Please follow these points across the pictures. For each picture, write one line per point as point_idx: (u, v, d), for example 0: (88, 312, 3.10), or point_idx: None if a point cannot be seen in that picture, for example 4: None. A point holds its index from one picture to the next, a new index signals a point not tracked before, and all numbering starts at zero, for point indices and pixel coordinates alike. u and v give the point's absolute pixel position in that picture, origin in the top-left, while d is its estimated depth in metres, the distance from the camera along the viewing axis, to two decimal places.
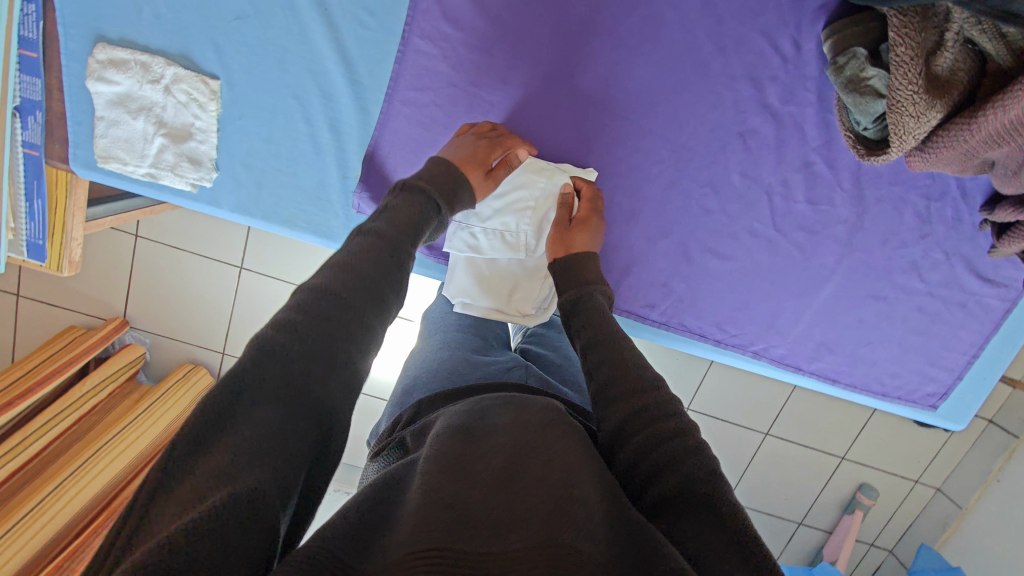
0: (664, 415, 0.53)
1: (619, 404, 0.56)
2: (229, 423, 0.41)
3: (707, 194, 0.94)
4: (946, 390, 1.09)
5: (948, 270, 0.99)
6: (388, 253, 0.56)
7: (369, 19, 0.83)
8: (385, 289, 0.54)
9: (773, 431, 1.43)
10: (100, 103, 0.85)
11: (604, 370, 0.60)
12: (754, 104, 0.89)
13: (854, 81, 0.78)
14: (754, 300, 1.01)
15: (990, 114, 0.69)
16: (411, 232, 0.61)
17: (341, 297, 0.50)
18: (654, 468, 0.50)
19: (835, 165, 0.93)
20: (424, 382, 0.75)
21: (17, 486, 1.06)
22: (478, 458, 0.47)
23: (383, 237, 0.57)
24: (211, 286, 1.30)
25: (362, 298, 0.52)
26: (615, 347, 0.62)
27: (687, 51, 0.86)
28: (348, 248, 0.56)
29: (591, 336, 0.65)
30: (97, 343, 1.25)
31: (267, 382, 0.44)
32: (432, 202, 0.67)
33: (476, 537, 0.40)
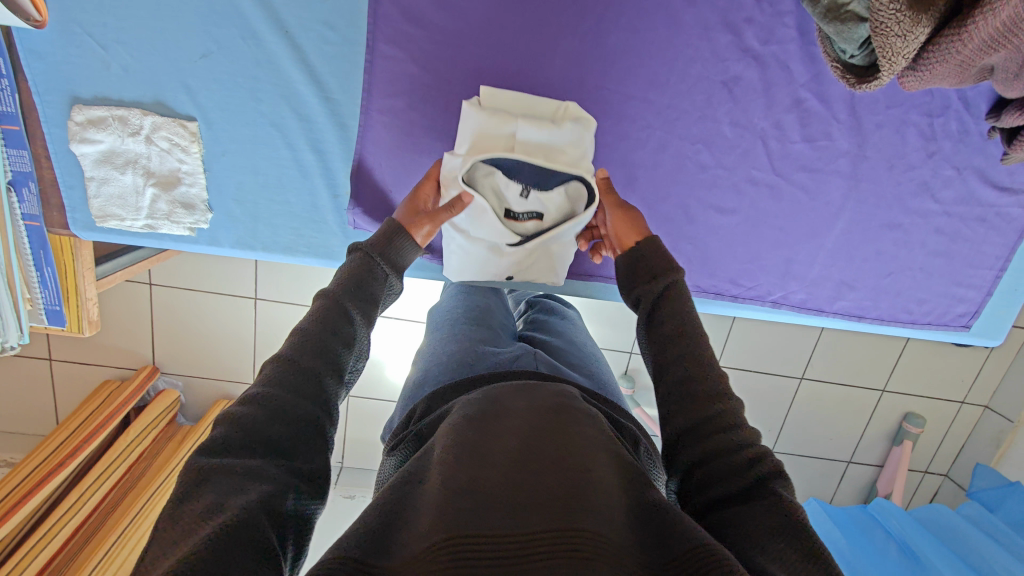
0: (727, 426, 0.52)
1: (697, 404, 0.54)
2: (202, 479, 0.43)
3: (700, 149, 0.92)
4: (977, 308, 1.06)
5: (961, 185, 0.96)
6: (345, 309, 0.59)
7: (331, 34, 0.82)
8: (336, 342, 0.56)
9: (807, 375, 1.42)
10: (87, 164, 0.86)
11: (677, 367, 0.57)
12: (734, 50, 0.86)
13: (833, 9, 0.75)
14: (766, 250, 0.99)
15: (980, 20, 0.65)
16: (363, 287, 0.63)
17: (301, 360, 0.53)
18: (712, 472, 0.50)
19: (827, 97, 0.90)
20: (434, 375, 0.76)
21: (81, 543, 1.09)
22: (497, 437, 0.48)
23: (336, 296, 0.59)
24: (230, 316, 1.33)
25: (322, 357, 0.54)
26: (690, 347, 0.58)
27: (656, 8, 0.84)
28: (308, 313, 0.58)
29: (674, 327, 0.60)
30: (137, 390, 1.31)
31: (238, 445, 0.46)
32: (378, 269, 0.65)
33: (500, 515, 0.40)
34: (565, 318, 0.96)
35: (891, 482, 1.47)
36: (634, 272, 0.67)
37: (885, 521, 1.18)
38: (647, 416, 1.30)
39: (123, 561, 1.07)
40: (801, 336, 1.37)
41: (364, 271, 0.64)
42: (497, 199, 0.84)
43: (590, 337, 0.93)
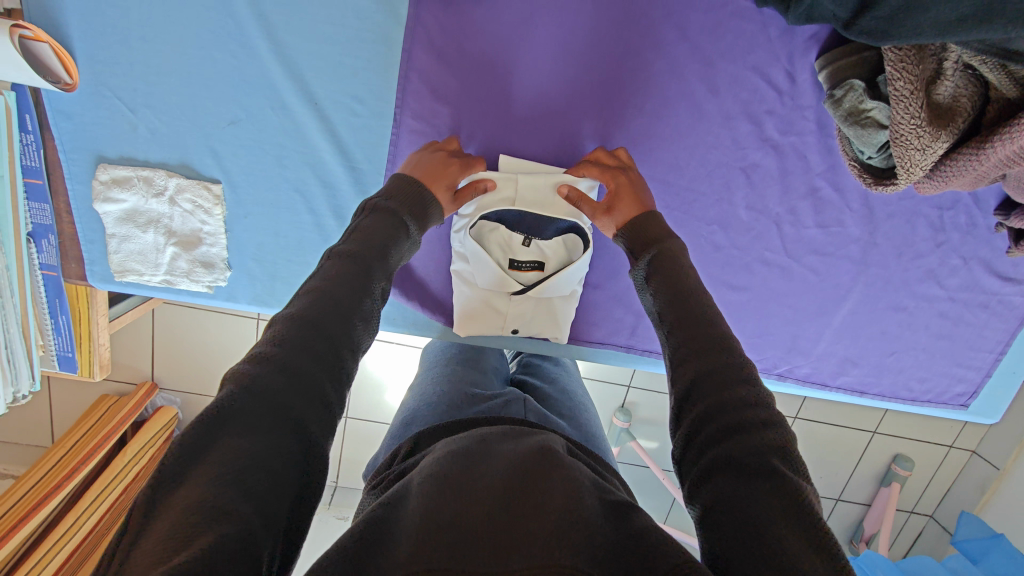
0: (737, 378, 0.47)
1: (703, 358, 0.49)
2: (210, 452, 0.38)
3: (715, 230, 0.94)
4: (975, 388, 1.08)
5: (967, 274, 0.98)
6: (357, 266, 0.52)
7: (360, 108, 0.83)
8: (351, 296, 0.49)
9: (801, 416, 1.44)
10: (109, 221, 0.86)
11: (678, 332, 0.52)
12: (753, 139, 0.88)
13: (854, 113, 0.77)
14: (774, 326, 1.01)
15: (998, 143, 0.68)
16: (379, 242, 0.56)
17: (324, 321, 0.47)
18: (714, 431, 0.45)
19: (842, 187, 0.92)
20: (422, 417, 0.76)
21: (77, 564, 1.11)
22: (477, 475, 0.48)
23: (355, 253, 0.52)
24: (233, 341, 1.32)
25: (345, 320, 0.48)
26: (697, 313, 0.52)
27: (680, 97, 0.85)
28: (320, 270, 0.51)
29: (669, 294, 0.55)
30: (133, 410, 1.29)
31: (251, 412, 0.40)
32: (397, 220, 0.59)
33: (480, 559, 0.40)
34: (558, 365, 0.96)
35: (878, 522, 1.49)
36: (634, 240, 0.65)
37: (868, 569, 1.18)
38: (643, 450, 1.31)
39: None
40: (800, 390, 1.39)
41: (384, 222, 0.58)
42: (504, 250, 0.88)
43: (584, 385, 0.91)
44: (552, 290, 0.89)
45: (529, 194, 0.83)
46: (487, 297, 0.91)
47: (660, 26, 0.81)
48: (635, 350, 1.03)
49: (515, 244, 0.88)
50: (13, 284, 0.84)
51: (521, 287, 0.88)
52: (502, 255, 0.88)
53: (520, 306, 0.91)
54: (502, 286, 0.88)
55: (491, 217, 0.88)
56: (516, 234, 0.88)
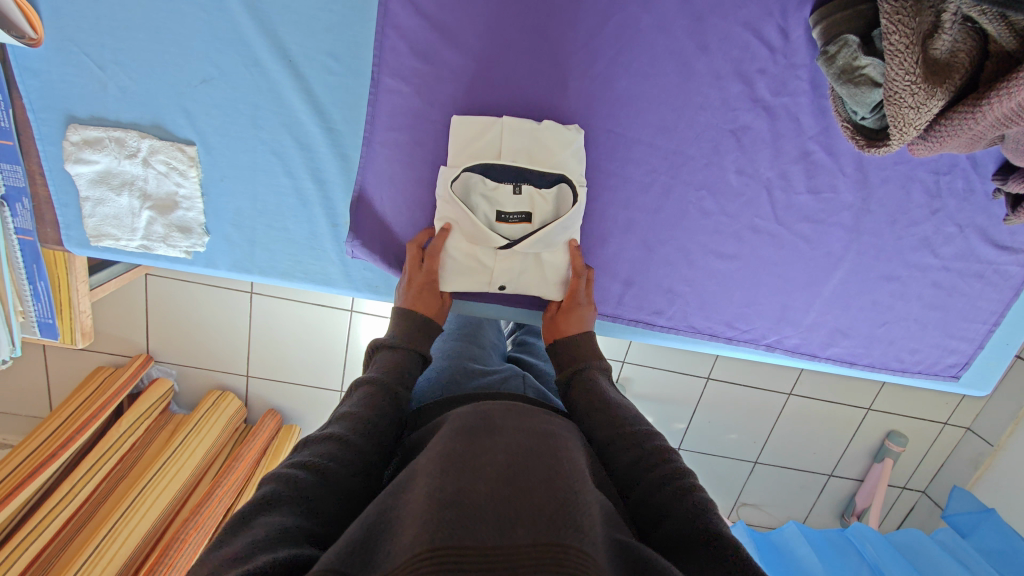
0: (659, 460, 0.55)
1: (624, 453, 0.58)
2: (263, 520, 0.43)
3: (704, 196, 0.92)
4: (968, 360, 1.06)
5: (962, 242, 0.96)
6: (385, 397, 0.62)
7: (336, 65, 0.81)
8: (378, 421, 0.59)
9: (795, 391, 1.43)
10: (83, 184, 0.84)
11: (606, 434, 0.61)
12: (744, 100, 0.86)
13: (848, 71, 0.75)
14: (763, 295, 0.99)
15: (994, 101, 0.65)
16: (407, 382, 0.67)
17: (365, 442, 0.56)
18: (659, 508, 0.51)
19: (835, 151, 0.89)
20: (424, 392, 0.75)
21: (71, 534, 1.09)
22: (480, 451, 0.46)
23: (387, 388, 0.64)
24: (223, 312, 1.31)
25: (376, 447, 0.57)
26: (611, 417, 0.62)
27: (668, 55, 0.83)
28: (351, 401, 0.61)
29: (589, 402, 0.67)
30: (128, 381, 1.29)
31: (299, 499, 0.46)
32: (417, 356, 0.72)
33: (486, 527, 0.37)
34: None
35: (870, 497, 1.49)
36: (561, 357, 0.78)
37: (860, 545, 1.16)
38: None
39: (115, 552, 1.06)
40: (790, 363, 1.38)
41: (406, 361, 0.70)
42: (489, 202, 0.82)
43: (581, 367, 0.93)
44: (541, 241, 0.82)
45: (514, 143, 0.81)
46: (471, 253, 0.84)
47: None
48: (622, 320, 0.99)
49: (502, 193, 0.81)
50: None
51: (507, 240, 0.81)
52: (489, 209, 0.82)
53: (508, 262, 0.85)
54: (488, 240, 0.81)
55: (477, 169, 0.82)
56: (503, 184, 0.82)
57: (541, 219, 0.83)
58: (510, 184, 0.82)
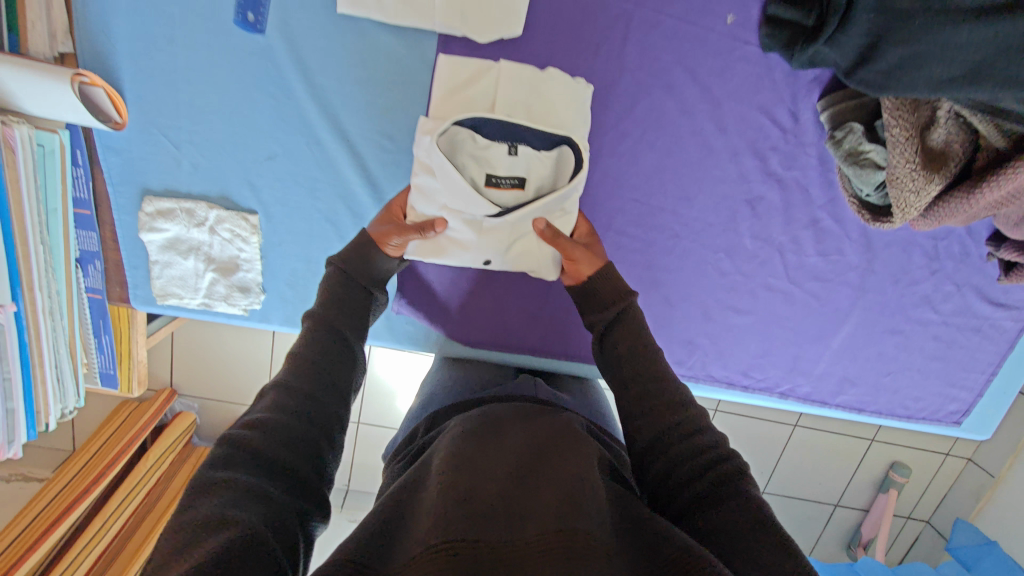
0: (689, 432, 0.58)
1: (656, 414, 0.60)
2: (222, 481, 0.46)
3: (721, 257, 0.99)
4: (968, 407, 1.13)
5: (960, 299, 1.03)
6: (330, 338, 0.64)
7: (389, 144, 0.89)
8: (323, 363, 0.61)
9: (801, 422, 1.49)
10: (153, 249, 0.92)
11: (639, 384, 0.63)
12: (758, 173, 0.94)
13: (853, 155, 0.83)
14: (776, 347, 1.06)
15: (987, 188, 0.73)
16: (347, 314, 0.69)
17: (317, 383, 0.59)
18: (683, 471, 0.56)
19: (842, 219, 0.97)
20: (441, 397, 0.85)
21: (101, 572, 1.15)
22: (491, 446, 0.52)
23: (327, 326, 0.65)
24: (246, 345, 1.34)
25: (329, 384, 0.60)
26: (647, 362, 0.64)
27: (690, 134, 0.91)
28: (296, 343, 0.63)
29: (631, 346, 0.67)
30: (155, 415, 1.31)
31: (255, 454, 0.50)
32: (362, 291, 0.72)
33: (500, 520, 0.43)
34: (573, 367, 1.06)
35: (876, 527, 1.54)
36: (589, 301, 0.77)
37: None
38: None
39: None
40: None
41: (343, 291, 0.70)
42: (481, 166, 0.80)
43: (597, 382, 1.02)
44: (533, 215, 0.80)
45: (510, 96, 0.81)
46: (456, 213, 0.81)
47: (672, 68, 0.87)
48: None
49: (494, 156, 0.80)
50: (60, 306, 0.90)
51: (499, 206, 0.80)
52: (477, 170, 0.81)
53: (493, 234, 0.82)
54: (479, 210, 0.78)
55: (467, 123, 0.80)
56: (494, 143, 0.80)
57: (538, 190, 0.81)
58: (503, 144, 0.80)
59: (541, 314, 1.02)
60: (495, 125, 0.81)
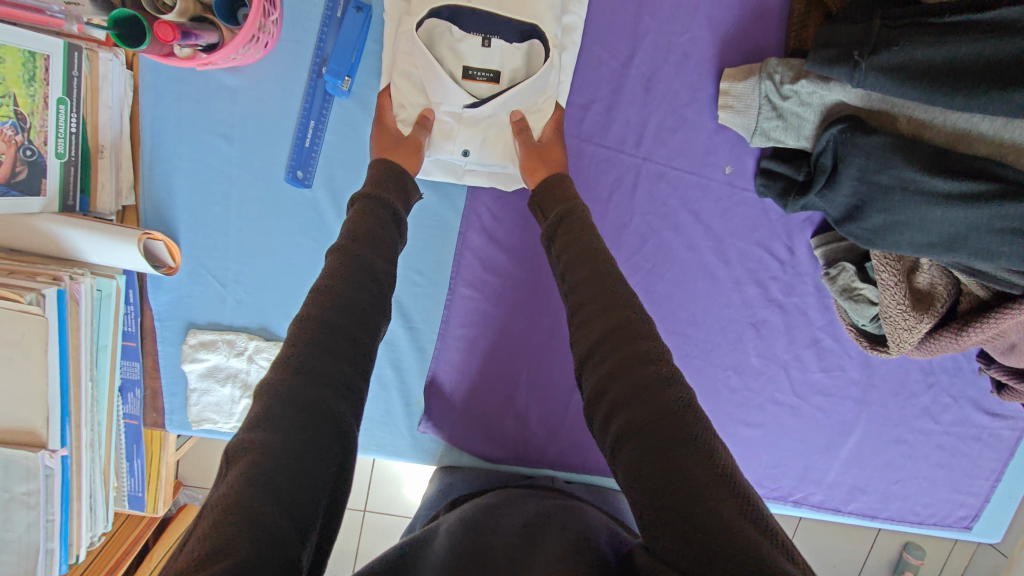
0: (652, 366, 0.51)
1: (595, 338, 0.56)
2: (241, 462, 0.42)
3: (730, 374, 1.05)
4: (977, 511, 1.16)
5: (958, 410, 1.09)
6: (362, 269, 0.57)
7: (420, 278, 0.97)
8: (352, 308, 0.54)
9: None
10: (193, 377, 0.96)
11: (593, 320, 0.57)
12: (760, 299, 1.01)
13: (848, 290, 0.91)
14: (787, 457, 1.10)
15: (974, 331, 0.80)
16: (377, 245, 0.61)
17: (337, 325, 0.52)
18: (625, 409, 0.50)
19: (841, 339, 1.04)
20: (459, 487, 0.95)
21: None
22: (485, 544, 0.59)
23: (357, 257, 0.58)
24: None
25: (351, 332, 0.53)
26: (607, 297, 0.58)
27: (696, 266, 0.99)
28: (323, 272, 0.56)
29: (572, 255, 0.64)
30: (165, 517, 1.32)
31: (280, 418, 0.44)
32: (388, 210, 0.66)
33: None
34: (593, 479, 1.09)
35: None
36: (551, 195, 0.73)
37: None
38: None
39: None
40: None
41: (373, 218, 0.63)
42: (456, 54, 0.79)
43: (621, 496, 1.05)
44: (510, 103, 0.80)
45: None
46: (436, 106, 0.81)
47: (678, 211, 0.96)
48: None
49: (469, 45, 0.78)
50: (101, 437, 0.92)
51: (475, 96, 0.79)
52: (454, 63, 0.79)
53: (473, 124, 0.82)
54: (457, 98, 0.78)
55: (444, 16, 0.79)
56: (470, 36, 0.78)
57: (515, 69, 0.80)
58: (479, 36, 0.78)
59: (561, 428, 1.06)
60: (470, 17, 0.80)
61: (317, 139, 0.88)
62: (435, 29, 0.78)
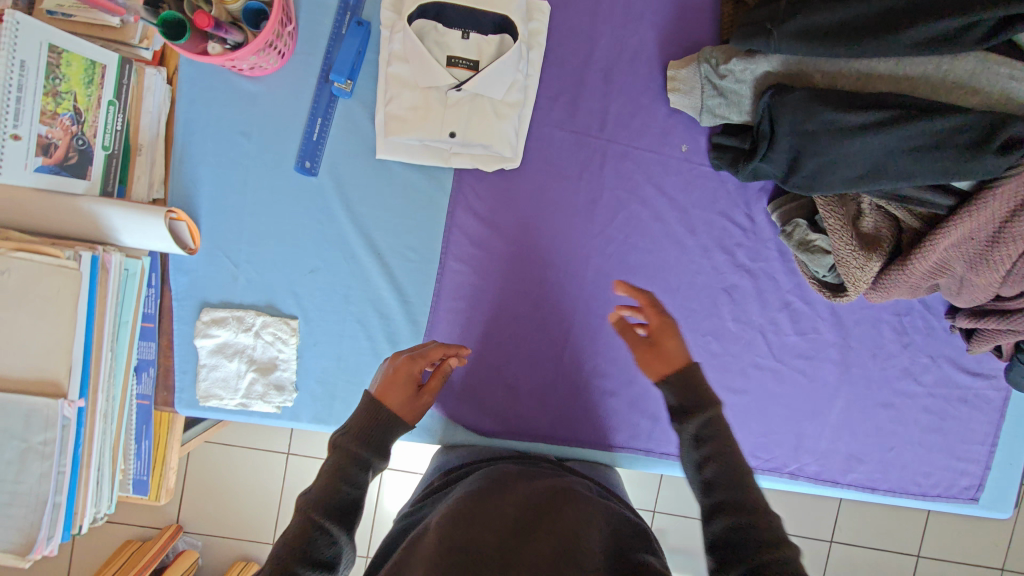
0: (760, 524, 0.65)
1: (734, 480, 0.69)
2: None
3: (709, 340, 1.10)
4: (980, 481, 1.14)
5: (938, 370, 1.11)
6: (358, 463, 0.71)
7: (413, 254, 1.06)
8: (345, 484, 0.69)
9: (836, 537, 1.37)
10: (204, 352, 1.04)
11: (715, 444, 0.72)
12: (729, 265, 1.09)
13: (804, 244, 0.98)
14: (776, 425, 1.12)
15: (917, 261, 0.86)
16: (375, 431, 0.73)
17: (331, 522, 0.67)
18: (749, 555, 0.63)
19: (811, 301, 1.09)
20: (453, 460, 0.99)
21: None
22: (496, 505, 0.67)
23: (355, 456, 0.71)
24: (259, 477, 1.40)
25: (338, 520, 0.67)
26: (734, 446, 0.72)
27: (665, 236, 1.08)
28: (329, 462, 0.71)
29: (705, 435, 0.72)
30: (155, 556, 1.33)
31: None
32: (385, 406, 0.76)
33: None
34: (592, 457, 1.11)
35: None
36: (688, 387, 0.77)
37: None
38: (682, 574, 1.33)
39: None
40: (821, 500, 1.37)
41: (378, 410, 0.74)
42: (440, 47, 0.96)
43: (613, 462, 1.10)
44: (485, 83, 0.95)
45: None
46: (425, 92, 0.97)
47: (644, 185, 1.07)
48: (655, 453, 1.11)
49: (451, 39, 0.96)
50: (114, 408, 0.98)
51: (456, 78, 0.95)
52: (440, 53, 0.96)
53: (458, 107, 0.97)
54: (440, 79, 0.94)
55: (431, 16, 0.97)
56: (452, 31, 0.97)
57: (490, 54, 0.97)
58: (459, 33, 0.97)
59: (551, 400, 1.10)
60: (455, 15, 0.98)
61: (323, 134, 1.03)
62: (426, 28, 0.96)
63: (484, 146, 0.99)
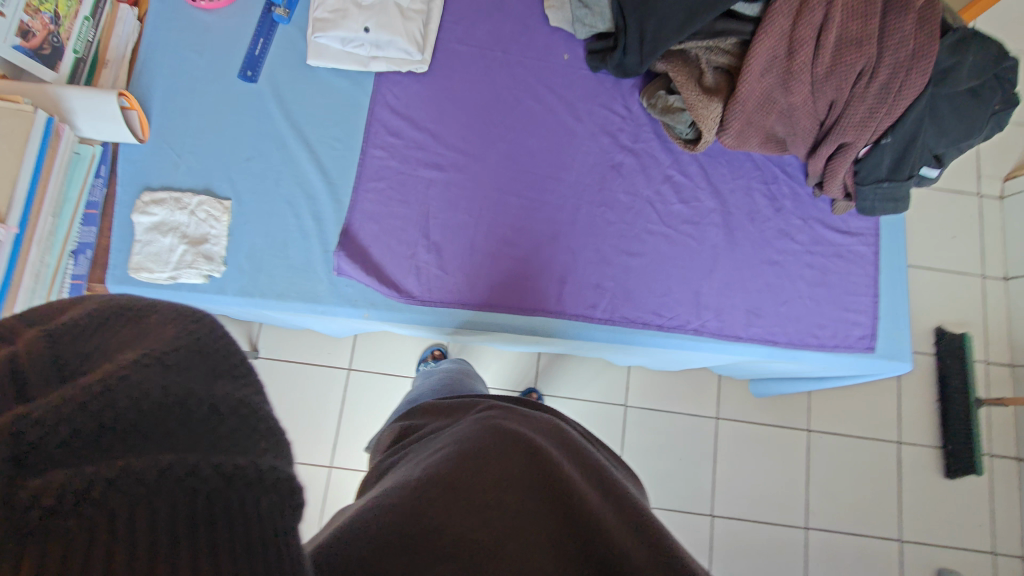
0: None
1: None
2: None
3: (605, 211, 1.23)
4: (873, 331, 1.21)
5: (811, 231, 1.25)
6: (216, 443, 0.30)
7: (338, 144, 1.22)
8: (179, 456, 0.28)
9: (721, 414, 1.76)
10: (140, 229, 1.13)
11: None
12: (614, 147, 1.26)
13: (665, 108, 1.18)
14: (674, 286, 1.21)
15: (745, 88, 1.05)
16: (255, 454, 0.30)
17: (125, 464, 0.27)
18: None
19: (689, 174, 1.26)
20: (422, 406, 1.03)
21: None
22: (478, 452, 0.64)
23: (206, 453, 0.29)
24: None
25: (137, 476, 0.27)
26: None
27: (557, 125, 1.26)
28: (150, 378, 0.30)
29: None
30: None
31: None
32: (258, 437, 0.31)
33: (468, 543, 0.52)
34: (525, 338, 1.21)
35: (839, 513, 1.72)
36: None
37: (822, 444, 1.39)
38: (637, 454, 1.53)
39: None
40: (700, 380, 1.77)
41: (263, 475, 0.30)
42: None
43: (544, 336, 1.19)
44: None
45: None
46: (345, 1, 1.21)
47: (535, 85, 1.28)
48: (566, 317, 1.18)
49: None
50: (47, 274, 1.03)
51: None
52: None
53: (370, 11, 1.21)
54: None
55: None
56: None
57: None
58: None
59: (466, 269, 1.18)
60: None
61: (264, 50, 1.24)
62: None
63: (393, 39, 1.20)
